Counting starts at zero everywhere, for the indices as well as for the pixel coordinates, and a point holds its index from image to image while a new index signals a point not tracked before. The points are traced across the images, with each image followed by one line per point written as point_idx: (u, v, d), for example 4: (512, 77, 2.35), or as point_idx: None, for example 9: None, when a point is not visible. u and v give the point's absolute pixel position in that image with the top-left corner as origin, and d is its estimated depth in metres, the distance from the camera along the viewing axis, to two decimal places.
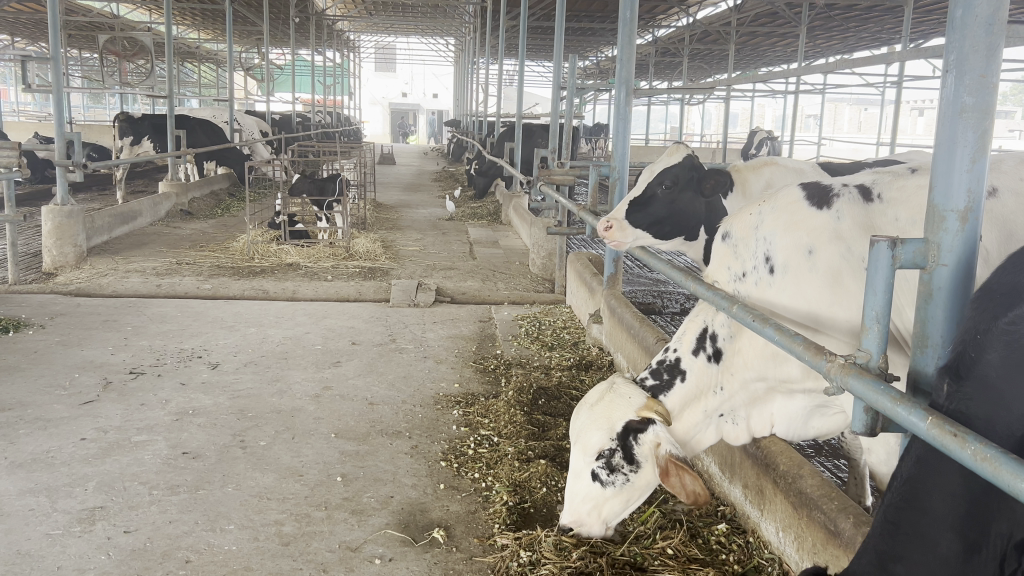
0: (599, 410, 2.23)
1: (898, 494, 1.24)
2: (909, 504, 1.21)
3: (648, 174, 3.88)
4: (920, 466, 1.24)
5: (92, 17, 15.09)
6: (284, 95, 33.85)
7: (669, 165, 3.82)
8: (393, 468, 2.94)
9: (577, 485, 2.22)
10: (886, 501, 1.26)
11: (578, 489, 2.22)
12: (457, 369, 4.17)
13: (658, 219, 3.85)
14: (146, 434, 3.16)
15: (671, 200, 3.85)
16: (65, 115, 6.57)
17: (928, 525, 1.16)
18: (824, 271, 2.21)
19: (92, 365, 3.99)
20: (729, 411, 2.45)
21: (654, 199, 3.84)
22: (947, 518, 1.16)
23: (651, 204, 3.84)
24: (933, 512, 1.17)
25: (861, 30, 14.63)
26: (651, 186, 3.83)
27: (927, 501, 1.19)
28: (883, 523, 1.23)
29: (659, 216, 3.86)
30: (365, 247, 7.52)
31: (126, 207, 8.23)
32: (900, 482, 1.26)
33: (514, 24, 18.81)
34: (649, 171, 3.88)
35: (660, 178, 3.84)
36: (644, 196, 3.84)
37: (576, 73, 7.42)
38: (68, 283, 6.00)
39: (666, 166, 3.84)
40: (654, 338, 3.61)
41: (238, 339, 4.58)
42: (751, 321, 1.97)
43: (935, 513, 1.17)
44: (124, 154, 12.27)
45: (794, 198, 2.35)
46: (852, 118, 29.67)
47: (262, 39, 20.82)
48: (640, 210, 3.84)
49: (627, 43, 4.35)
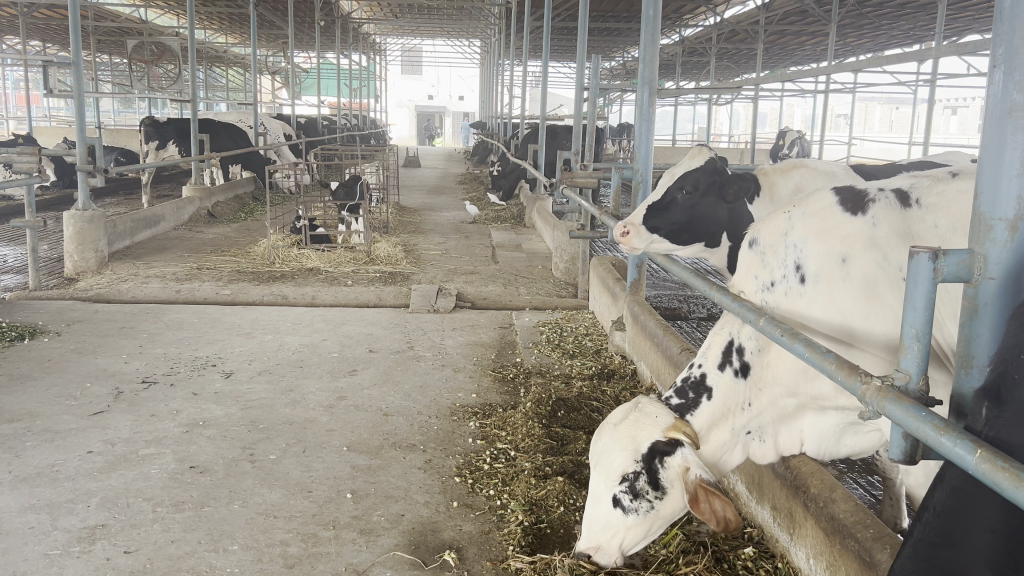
0: (623, 430, 2.11)
1: (931, 526, 1.15)
2: (943, 538, 1.13)
3: (667, 178, 3.76)
4: (957, 497, 1.14)
5: (120, 22, 15.22)
6: (312, 99, 34.11)
7: (690, 169, 3.70)
8: (405, 484, 2.84)
9: (597, 511, 2.08)
10: (917, 536, 1.18)
11: (598, 517, 2.08)
12: (475, 378, 4.06)
13: (677, 225, 3.74)
14: (154, 447, 3.09)
15: (691, 206, 3.73)
16: (86, 120, 6.53)
17: (964, 565, 1.09)
18: (860, 282, 2.07)
19: (105, 374, 3.93)
20: (757, 429, 2.32)
21: (672, 205, 3.72)
22: (982, 555, 1.08)
23: (670, 209, 3.73)
24: (969, 549, 1.09)
25: (891, 27, 14.37)
26: (671, 191, 3.71)
27: (961, 536, 1.11)
28: (917, 558, 1.16)
29: (679, 223, 3.75)
30: (387, 251, 7.45)
31: (148, 212, 8.22)
32: (936, 517, 1.16)
33: (539, 26, 18.71)
34: (669, 174, 3.76)
35: (681, 183, 3.72)
36: (664, 201, 3.72)
37: (601, 74, 7.29)
38: (88, 288, 5.98)
39: (688, 169, 3.71)
40: (678, 348, 3.48)
41: (254, 346, 4.51)
42: (781, 336, 1.85)
43: (971, 550, 1.09)
44: (149, 159, 12.29)
45: (826, 203, 2.22)
46: (884, 116, 29.23)
47: (288, 43, 20.92)
48: (660, 215, 3.73)
49: (649, 44, 4.22)
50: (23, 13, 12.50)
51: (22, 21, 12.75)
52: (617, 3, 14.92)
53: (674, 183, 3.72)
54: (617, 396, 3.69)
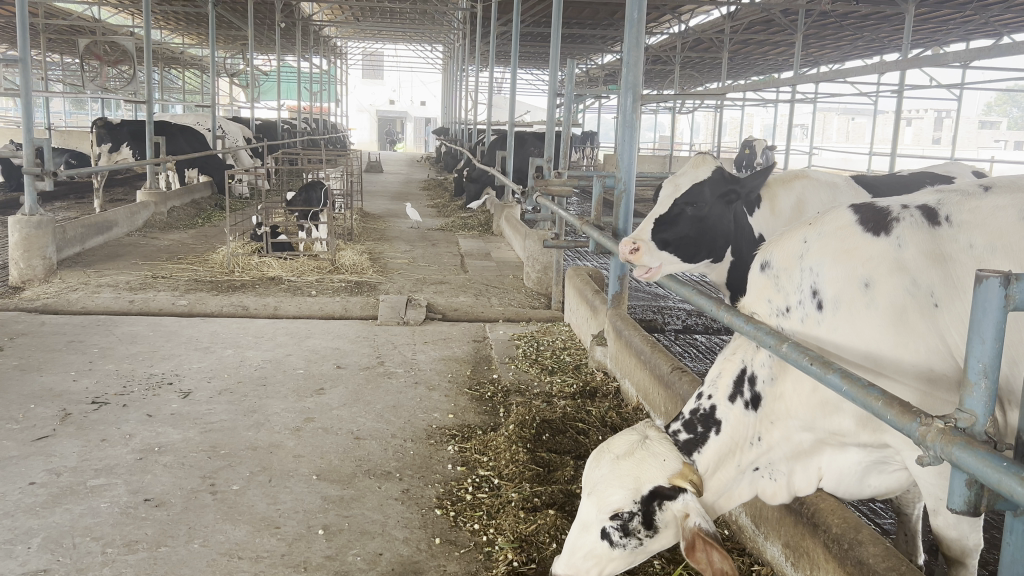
0: (626, 465, 1.87)
1: None
2: None
3: (670, 187, 3.84)
4: None
5: (73, 20, 14.74)
6: (270, 103, 33.59)
7: (698, 181, 3.79)
8: (382, 518, 2.62)
9: (580, 538, 1.86)
10: None
11: (581, 543, 1.86)
12: (451, 397, 3.83)
13: (684, 238, 3.82)
14: (105, 476, 2.83)
15: (699, 220, 3.82)
16: (33, 120, 6.16)
17: None
18: (885, 308, 1.87)
19: (51, 394, 3.63)
20: (767, 465, 2.13)
21: (680, 219, 3.79)
22: None
23: (678, 222, 3.80)
24: None
25: (856, 38, 14.52)
26: (680, 206, 3.78)
27: None
28: None
29: (686, 235, 3.82)
30: (352, 259, 7.18)
31: (100, 217, 7.85)
32: None
33: (504, 32, 18.57)
34: (671, 182, 3.85)
35: (688, 198, 3.80)
36: (672, 214, 3.79)
37: (575, 79, 7.10)
38: (35, 298, 5.65)
39: (695, 180, 3.81)
40: (669, 366, 3.29)
41: (213, 363, 4.24)
42: (809, 364, 1.68)
43: None
44: (101, 161, 11.86)
45: (845, 222, 2.06)
46: (842, 127, 29.71)
47: (246, 44, 20.49)
48: (667, 229, 3.79)
49: (635, 45, 4.05)
50: None
51: None
52: (582, 9, 14.84)
53: (680, 194, 3.80)
54: (603, 417, 3.49)
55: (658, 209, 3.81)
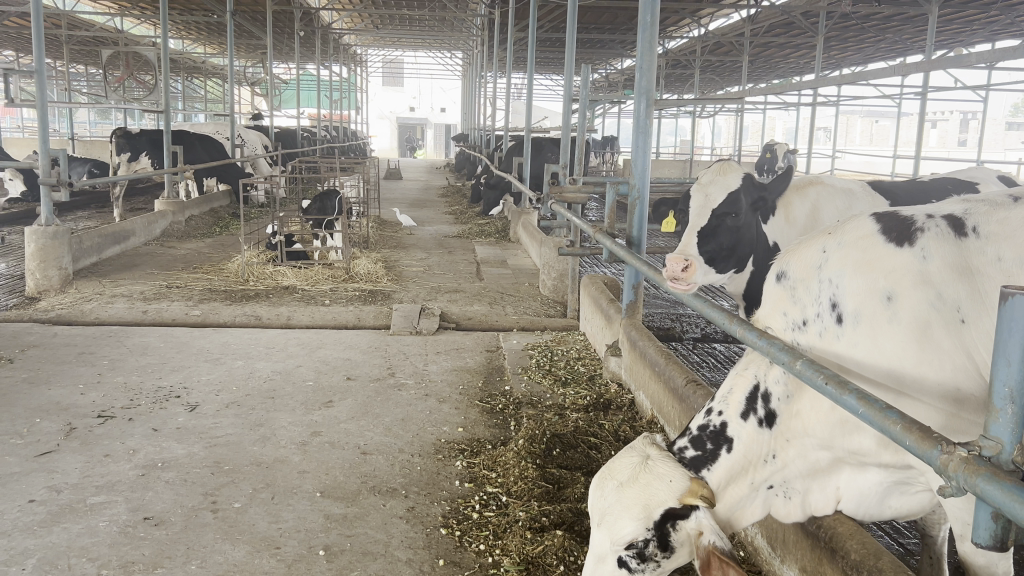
0: (631, 492, 1.77)
1: None
2: None
3: (703, 196, 3.77)
4: None
5: (96, 32, 14.86)
6: (290, 111, 33.79)
7: (733, 189, 3.77)
8: (385, 537, 2.54)
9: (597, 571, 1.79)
10: None
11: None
12: (462, 410, 3.75)
13: (723, 249, 3.77)
14: (105, 494, 2.77)
15: (737, 229, 3.78)
16: (48, 130, 6.16)
17: None
18: (908, 323, 1.77)
19: (57, 408, 3.60)
20: (782, 483, 2.04)
21: (719, 229, 3.73)
22: None
23: (717, 233, 3.73)
24: None
25: (879, 40, 14.32)
26: (720, 217, 3.71)
27: None
28: None
29: (724, 245, 3.76)
30: (367, 268, 7.14)
31: (117, 227, 7.86)
32: None
33: (523, 38, 18.50)
34: (702, 191, 3.78)
35: (726, 208, 3.75)
36: (712, 226, 3.72)
37: (590, 83, 7.00)
38: (50, 309, 5.64)
39: (728, 189, 3.77)
40: (683, 379, 3.19)
41: (222, 375, 4.19)
42: (824, 384, 1.58)
43: None
44: (121, 171, 11.93)
45: (866, 232, 1.96)
46: (865, 130, 29.38)
47: (266, 53, 20.58)
48: (707, 240, 3.71)
49: (648, 51, 3.95)
50: None
51: None
52: (601, 14, 14.77)
53: (716, 204, 3.73)
54: (617, 431, 3.39)
55: (697, 222, 3.72)
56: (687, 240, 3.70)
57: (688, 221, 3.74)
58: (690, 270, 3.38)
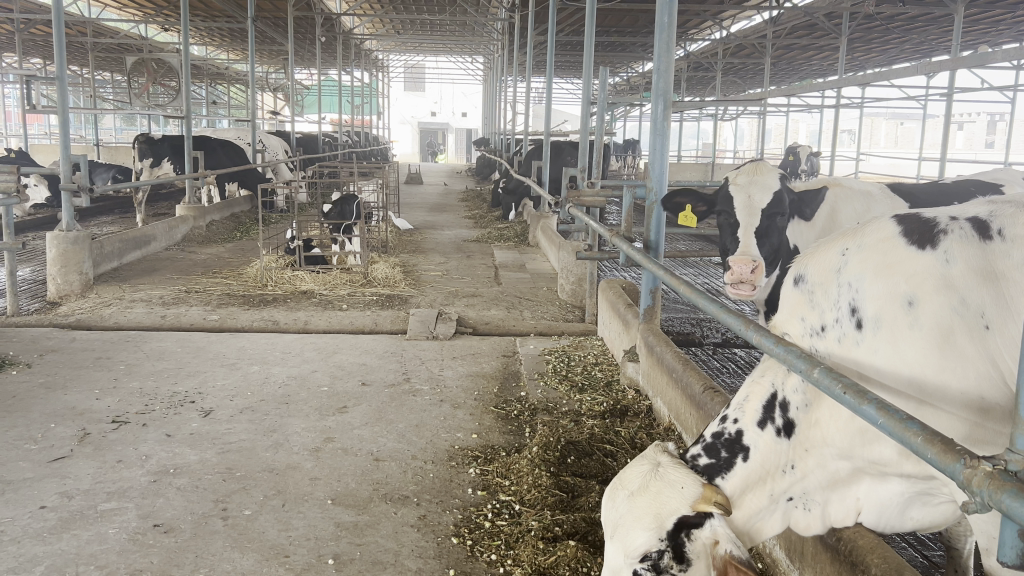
0: (643, 501, 1.72)
1: None
2: None
3: (746, 198, 3.85)
4: None
5: (120, 39, 15.03)
6: (312, 116, 34.00)
7: (777, 190, 3.85)
8: (396, 546, 2.51)
9: None
10: None
11: None
12: (476, 416, 3.71)
13: (774, 248, 3.89)
14: (116, 500, 2.76)
15: (783, 228, 3.90)
16: (70, 136, 6.20)
17: None
18: (930, 329, 1.71)
19: (73, 413, 3.60)
20: (802, 494, 1.97)
21: (770, 229, 3.85)
22: None
23: (768, 234, 3.85)
24: None
25: (904, 41, 14.15)
26: (772, 218, 3.83)
27: None
28: None
29: (774, 246, 3.88)
30: (385, 272, 7.13)
31: (138, 232, 7.91)
32: None
33: (543, 42, 18.49)
34: (744, 193, 3.87)
35: (775, 210, 3.84)
36: (764, 227, 3.83)
37: (608, 86, 6.96)
38: (70, 313, 5.67)
39: (769, 189, 3.86)
40: (701, 386, 3.12)
41: (237, 380, 4.18)
42: (842, 393, 1.53)
43: None
44: (143, 176, 12.03)
45: (887, 234, 1.89)
46: (889, 133, 29.09)
47: (288, 59, 20.73)
48: (762, 241, 3.83)
49: (665, 51, 3.89)
50: (19, 29, 12.28)
51: (17, 37, 12.54)
52: (621, 17, 14.73)
53: (763, 205, 3.83)
54: (633, 438, 3.33)
55: (750, 224, 3.81)
56: (746, 242, 3.79)
57: (741, 223, 3.83)
58: (758, 271, 3.54)
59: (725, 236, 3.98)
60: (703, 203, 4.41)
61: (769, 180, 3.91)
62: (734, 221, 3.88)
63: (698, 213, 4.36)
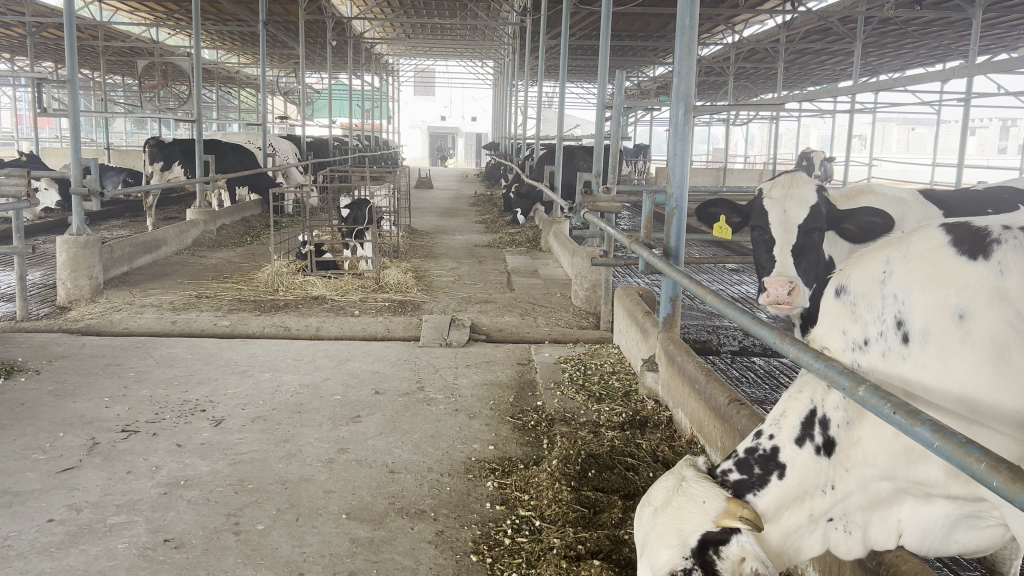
0: (665, 517, 1.64)
1: None
2: None
3: (782, 213, 3.78)
4: None
5: (131, 43, 15.02)
6: (322, 120, 34.02)
7: (814, 204, 3.76)
8: (412, 563, 2.43)
9: None
10: None
11: None
12: (493, 427, 3.62)
13: (813, 266, 3.77)
14: (126, 513, 2.69)
15: (822, 245, 3.78)
16: (80, 140, 6.15)
17: None
18: (984, 343, 1.61)
19: (81, 422, 3.53)
20: (842, 516, 1.87)
21: (807, 245, 3.75)
22: None
23: (804, 252, 3.74)
24: None
25: (920, 45, 14.00)
26: (809, 234, 3.73)
27: None
28: None
29: (812, 264, 3.77)
30: (397, 277, 7.06)
31: (148, 236, 7.86)
32: None
33: (554, 46, 18.41)
34: (779, 207, 3.80)
35: (811, 226, 3.74)
36: (800, 244, 3.73)
37: (625, 91, 6.85)
38: (79, 318, 5.61)
39: (806, 203, 3.77)
40: (726, 399, 3.02)
41: (249, 388, 4.11)
42: (891, 413, 1.44)
43: None
44: (154, 180, 12.01)
45: (935, 244, 1.80)
46: (902, 138, 28.91)
47: (299, 63, 20.72)
48: (799, 258, 3.74)
49: (685, 53, 3.79)
50: (31, 33, 12.27)
51: (29, 40, 12.53)
52: (634, 22, 14.63)
53: (799, 221, 3.74)
54: (655, 451, 3.24)
55: (786, 241, 3.73)
56: (783, 262, 3.70)
57: (777, 241, 3.75)
58: (796, 293, 3.51)
59: (761, 253, 3.89)
60: (738, 215, 4.22)
61: (805, 193, 3.81)
62: (769, 238, 3.79)
63: (732, 224, 4.23)
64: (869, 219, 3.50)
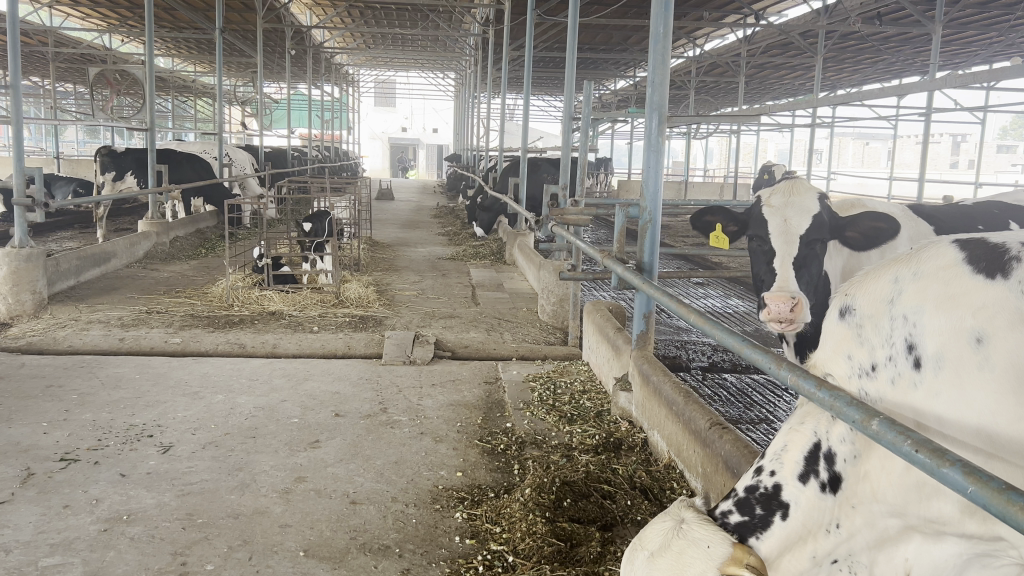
0: (664, 562, 1.50)
1: None
2: None
3: (783, 222, 3.67)
4: None
5: (82, 49, 14.60)
6: (281, 131, 33.62)
7: (815, 213, 3.67)
8: None
9: None
10: None
11: None
12: (461, 451, 3.44)
13: (814, 278, 3.66)
14: (60, 554, 2.45)
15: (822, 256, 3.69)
16: (24, 148, 5.86)
17: None
18: (1004, 371, 1.47)
19: (16, 450, 3.27)
20: (847, 556, 1.69)
21: (809, 257, 3.64)
22: None
23: (806, 263, 3.62)
24: None
25: (879, 60, 14.18)
26: (810, 245, 3.63)
27: None
28: None
29: (814, 275, 3.65)
30: (357, 292, 6.84)
31: (96, 248, 7.55)
32: None
33: (516, 57, 18.35)
34: (780, 216, 3.69)
35: (813, 237, 3.64)
36: (802, 255, 3.62)
37: (592, 101, 6.71)
38: (20, 336, 5.31)
39: (808, 212, 3.68)
40: (706, 422, 2.87)
41: (200, 410, 3.87)
42: (913, 451, 1.27)
43: None
44: (105, 190, 11.63)
45: (949, 261, 1.68)
46: (858, 152, 29.41)
47: (257, 72, 20.40)
48: (802, 269, 3.61)
49: (660, 62, 3.67)
50: None
51: None
52: (596, 34, 14.63)
53: (801, 231, 3.63)
54: (631, 477, 3.08)
55: (788, 252, 3.60)
56: (784, 274, 3.55)
57: (777, 252, 3.61)
58: (798, 308, 3.34)
59: (759, 265, 3.76)
60: (736, 224, 4.16)
61: (807, 202, 3.72)
62: (769, 249, 3.68)
63: (730, 233, 4.18)
64: (874, 224, 3.58)
